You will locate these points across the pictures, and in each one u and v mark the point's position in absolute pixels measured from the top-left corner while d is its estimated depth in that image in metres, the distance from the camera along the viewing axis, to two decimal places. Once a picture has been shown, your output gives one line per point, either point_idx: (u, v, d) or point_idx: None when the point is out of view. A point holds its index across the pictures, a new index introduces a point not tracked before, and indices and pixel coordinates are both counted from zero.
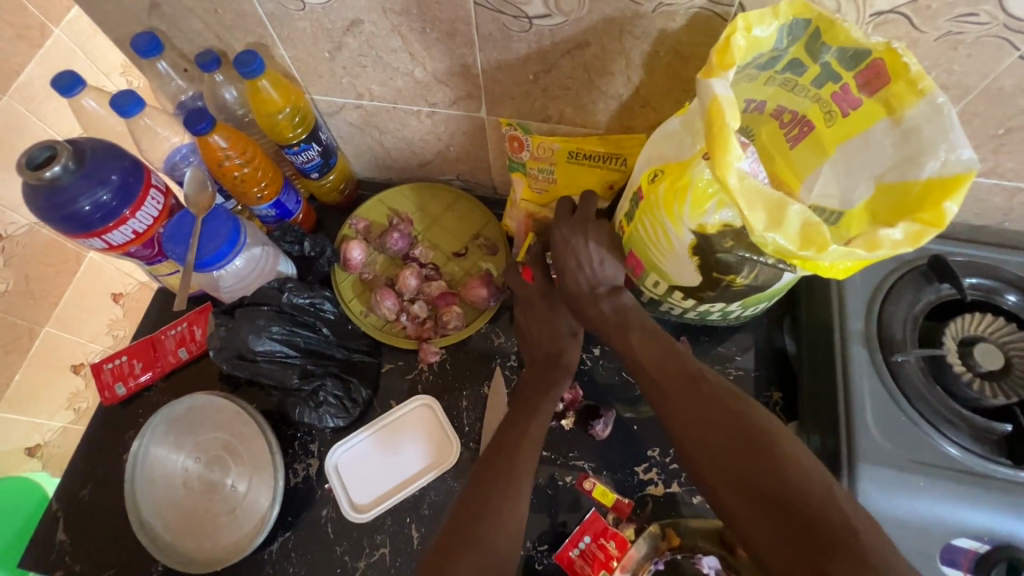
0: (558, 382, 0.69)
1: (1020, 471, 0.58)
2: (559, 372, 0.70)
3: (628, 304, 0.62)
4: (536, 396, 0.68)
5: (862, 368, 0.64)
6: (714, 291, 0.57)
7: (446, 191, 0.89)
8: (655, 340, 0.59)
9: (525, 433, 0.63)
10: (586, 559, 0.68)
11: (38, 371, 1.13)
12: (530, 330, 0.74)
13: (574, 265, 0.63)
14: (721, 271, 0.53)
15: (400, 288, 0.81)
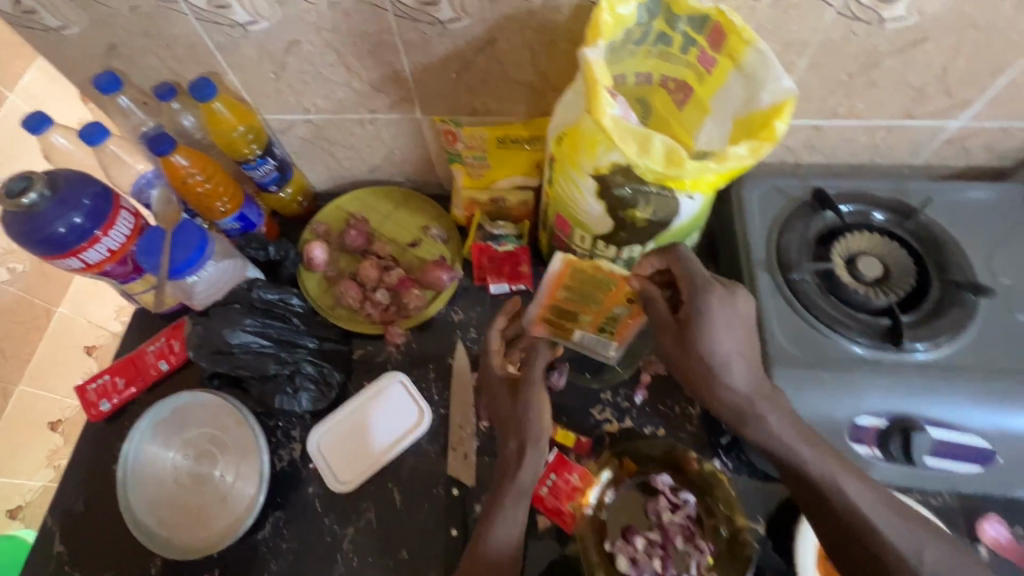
0: (519, 466, 0.63)
1: (902, 354, 0.68)
2: (526, 458, 0.63)
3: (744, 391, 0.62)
4: (501, 484, 0.65)
5: (768, 291, 0.73)
6: (626, 232, 0.67)
7: (397, 191, 0.99)
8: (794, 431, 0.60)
9: (491, 536, 0.62)
10: (556, 493, 0.74)
11: (10, 433, 1.26)
12: (499, 383, 0.70)
13: (733, 352, 0.60)
14: (625, 209, 0.63)
15: (363, 280, 0.89)
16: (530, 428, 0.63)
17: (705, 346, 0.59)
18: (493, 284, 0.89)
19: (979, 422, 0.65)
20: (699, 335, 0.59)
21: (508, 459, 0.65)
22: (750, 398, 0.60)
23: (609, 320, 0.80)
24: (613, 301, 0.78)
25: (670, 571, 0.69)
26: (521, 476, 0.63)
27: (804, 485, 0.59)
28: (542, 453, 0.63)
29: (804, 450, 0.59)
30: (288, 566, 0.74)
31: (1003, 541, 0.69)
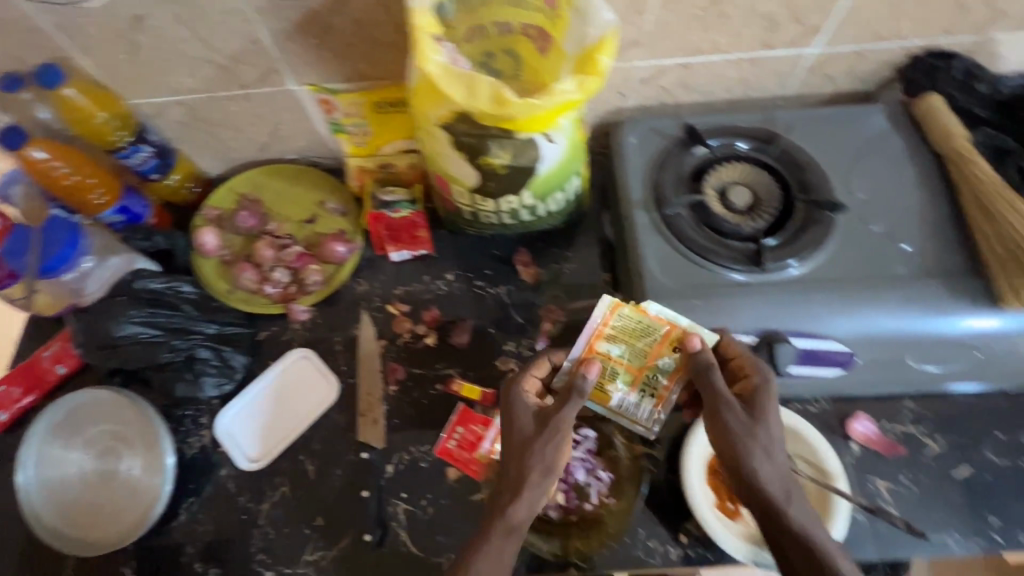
0: (513, 499, 0.59)
1: (765, 274, 0.72)
2: (524, 494, 0.59)
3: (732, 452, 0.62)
4: (489, 515, 0.60)
5: (644, 228, 0.76)
6: (494, 181, 0.68)
7: (291, 168, 0.97)
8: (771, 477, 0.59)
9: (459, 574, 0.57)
10: (462, 445, 0.77)
11: None
12: (518, 415, 0.63)
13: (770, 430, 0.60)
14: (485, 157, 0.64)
15: (257, 261, 0.88)
16: (539, 457, 0.60)
17: (761, 433, 0.60)
18: (392, 252, 0.90)
19: (837, 329, 0.70)
20: (759, 411, 0.60)
21: (504, 488, 0.60)
22: (781, 483, 0.58)
23: (648, 386, 0.68)
24: (659, 357, 0.67)
25: (573, 503, 0.73)
26: (512, 513, 0.59)
27: (803, 561, 0.56)
28: (543, 488, 0.60)
29: (813, 531, 0.56)
30: (204, 547, 0.74)
31: (872, 435, 0.75)
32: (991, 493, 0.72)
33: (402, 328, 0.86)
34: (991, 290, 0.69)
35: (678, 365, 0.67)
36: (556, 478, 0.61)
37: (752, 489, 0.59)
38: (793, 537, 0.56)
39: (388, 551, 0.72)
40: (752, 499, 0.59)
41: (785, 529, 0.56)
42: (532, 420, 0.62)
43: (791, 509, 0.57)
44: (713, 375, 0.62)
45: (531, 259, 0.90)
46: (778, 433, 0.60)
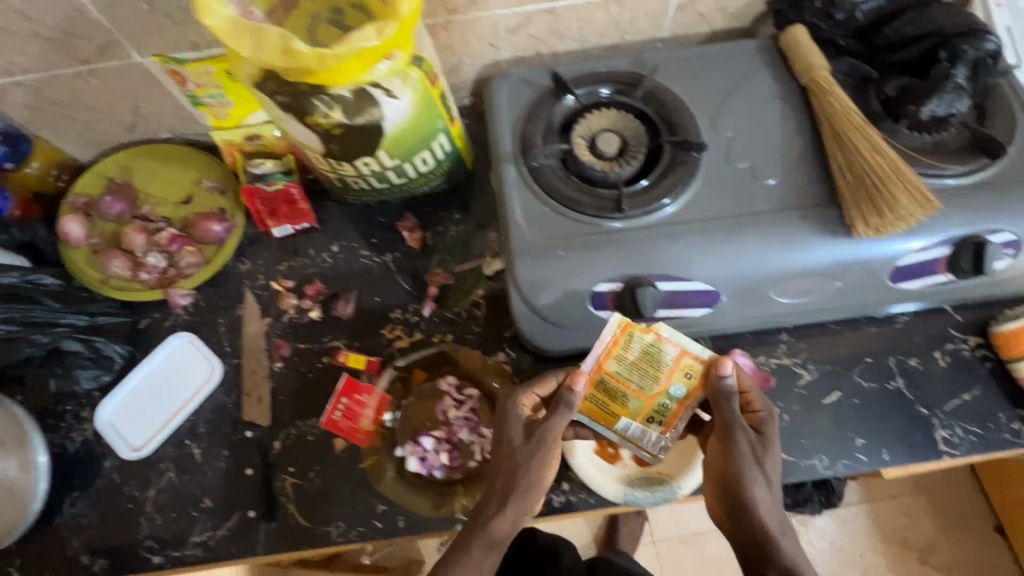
0: (499, 511, 0.58)
1: (629, 220, 0.72)
2: (509, 507, 0.58)
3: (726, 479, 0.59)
4: (473, 527, 0.59)
5: (511, 182, 0.75)
6: (334, 142, 0.66)
7: (163, 146, 0.92)
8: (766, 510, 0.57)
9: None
10: (348, 415, 0.77)
11: None
12: (514, 429, 0.61)
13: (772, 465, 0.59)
14: (309, 116, 0.62)
15: (128, 248, 0.85)
16: (527, 472, 0.59)
17: (767, 460, 0.59)
18: (273, 228, 0.87)
19: (700, 269, 0.71)
20: (767, 447, 0.59)
21: (490, 498, 0.59)
22: (777, 513, 0.57)
23: (653, 414, 0.65)
24: (672, 386, 0.64)
25: (457, 461, 0.74)
26: (495, 526, 0.58)
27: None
28: (529, 501, 0.59)
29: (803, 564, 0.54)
30: (91, 538, 0.74)
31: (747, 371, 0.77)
32: (857, 415, 0.75)
33: (286, 304, 0.84)
34: (845, 218, 0.69)
35: (691, 392, 0.64)
36: (542, 492, 0.60)
37: (750, 520, 0.57)
38: (782, 571, 0.54)
39: (276, 525, 0.72)
40: (744, 531, 0.57)
41: (775, 562, 0.54)
42: (519, 433, 0.60)
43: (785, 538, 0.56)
44: (729, 401, 0.60)
45: (417, 224, 0.89)
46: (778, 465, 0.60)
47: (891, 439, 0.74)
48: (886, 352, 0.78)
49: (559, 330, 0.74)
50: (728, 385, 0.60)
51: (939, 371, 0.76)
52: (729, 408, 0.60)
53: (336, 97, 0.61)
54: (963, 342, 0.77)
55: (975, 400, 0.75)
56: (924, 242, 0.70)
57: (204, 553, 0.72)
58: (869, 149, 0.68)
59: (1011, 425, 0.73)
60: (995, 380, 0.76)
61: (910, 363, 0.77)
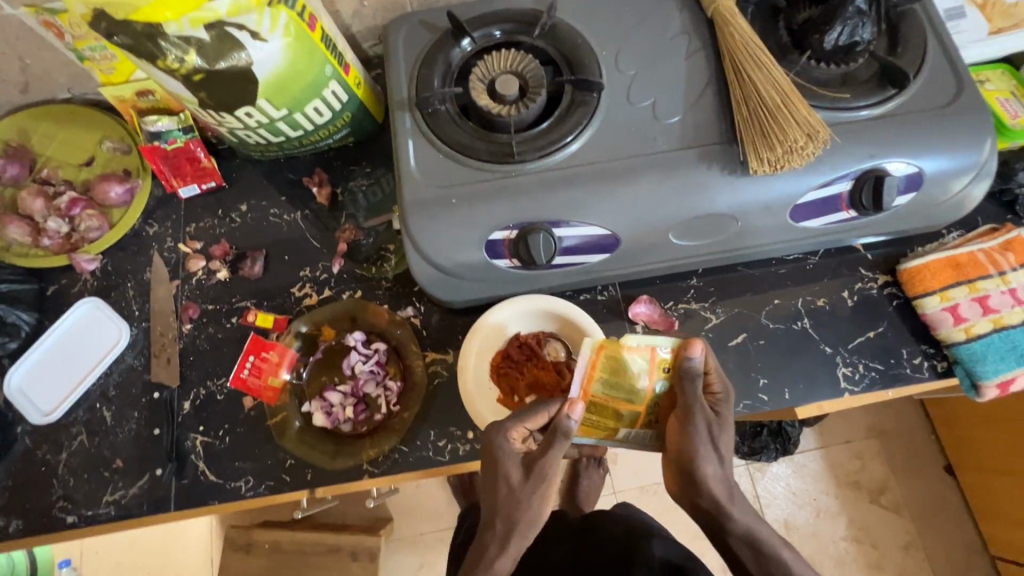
0: (500, 550, 0.56)
1: (525, 164, 0.70)
2: (510, 543, 0.56)
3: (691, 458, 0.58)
4: (475, 566, 0.57)
5: (406, 129, 0.73)
6: (200, 90, 0.63)
7: (59, 106, 0.88)
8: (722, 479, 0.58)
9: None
10: (255, 373, 0.76)
11: None
12: (510, 465, 0.58)
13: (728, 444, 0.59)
14: (160, 59, 0.59)
15: (27, 213, 0.83)
16: (528, 506, 0.56)
17: (722, 432, 0.59)
18: (179, 188, 0.85)
19: (598, 213, 0.69)
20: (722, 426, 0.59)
21: (489, 540, 0.57)
22: (731, 485, 0.58)
23: (648, 417, 0.66)
24: (657, 387, 0.64)
25: (363, 415, 0.75)
26: (500, 565, 0.56)
27: (751, 556, 0.58)
28: (533, 533, 0.57)
29: (760, 529, 0.59)
30: (6, 501, 0.74)
31: (653, 316, 0.77)
32: (762, 355, 0.75)
33: (193, 266, 0.83)
34: (741, 156, 0.68)
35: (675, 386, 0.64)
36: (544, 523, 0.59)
37: (712, 496, 0.58)
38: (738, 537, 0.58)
39: (187, 482, 0.73)
40: (699, 507, 0.59)
41: (732, 531, 0.58)
42: (513, 470, 0.58)
43: (739, 506, 0.58)
44: (690, 385, 0.58)
45: (327, 180, 0.86)
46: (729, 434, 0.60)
47: (795, 378, 0.74)
48: (794, 294, 0.78)
49: (459, 282, 0.73)
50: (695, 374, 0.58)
51: (846, 311, 0.77)
52: (695, 393, 0.59)
53: (188, 39, 0.58)
54: (872, 280, 0.78)
55: (879, 337, 0.75)
56: (824, 179, 0.68)
57: (117, 511, 0.73)
58: (766, 83, 0.66)
59: (912, 359, 0.74)
60: (901, 317, 0.76)
61: (817, 304, 0.77)
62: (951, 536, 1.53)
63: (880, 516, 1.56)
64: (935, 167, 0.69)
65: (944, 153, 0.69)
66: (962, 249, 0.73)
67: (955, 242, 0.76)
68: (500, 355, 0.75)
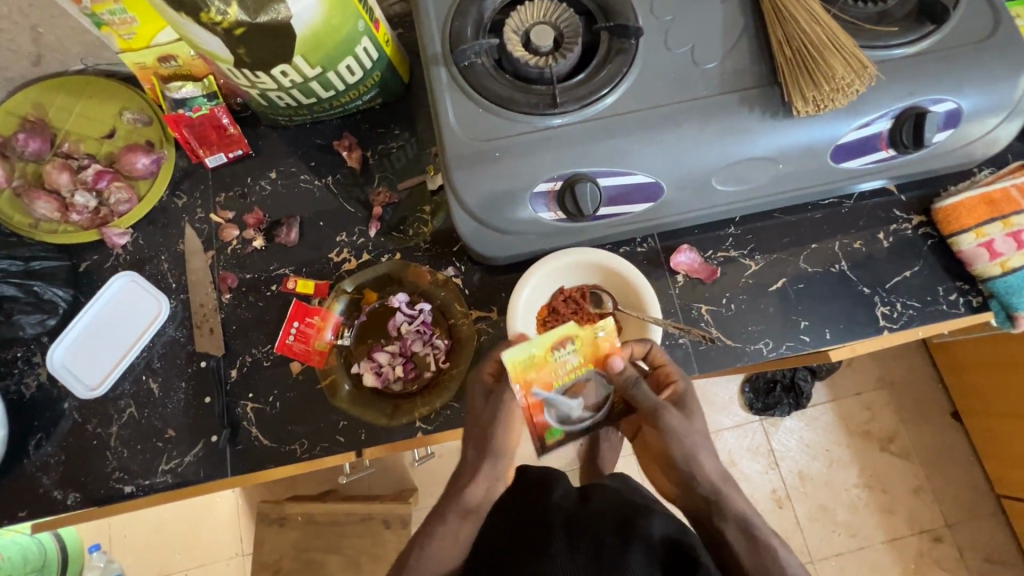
0: (473, 479, 0.63)
1: (567, 116, 0.69)
2: (482, 474, 0.63)
3: (673, 444, 0.60)
4: (448, 496, 0.64)
5: (442, 84, 0.71)
6: (240, 45, 0.62)
7: (72, 77, 0.85)
8: (710, 451, 0.61)
9: (429, 556, 0.59)
10: (301, 339, 0.77)
11: None
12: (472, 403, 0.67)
13: (704, 440, 0.61)
14: (203, 12, 0.57)
15: (53, 188, 0.81)
16: (495, 434, 0.64)
17: (699, 428, 0.61)
18: (206, 157, 0.83)
19: (640, 161, 0.69)
20: (695, 425, 0.61)
21: (463, 469, 0.64)
22: (712, 472, 0.59)
23: (554, 410, 0.65)
24: (537, 385, 0.64)
25: (413, 373, 0.76)
26: (470, 492, 0.62)
27: (745, 542, 0.55)
28: (504, 459, 0.64)
29: (752, 515, 0.57)
30: (60, 475, 0.75)
31: (694, 265, 0.78)
32: (802, 299, 0.77)
33: (228, 236, 0.82)
34: (784, 97, 0.68)
35: (530, 392, 0.64)
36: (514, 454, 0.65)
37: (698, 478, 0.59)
38: (731, 520, 0.56)
39: (241, 447, 0.74)
40: (692, 493, 0.59)
41: (728, 513, 0.57)
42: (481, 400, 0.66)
43: (730, 494, 0.58)
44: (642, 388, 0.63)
45: (356, 143, 0.85)
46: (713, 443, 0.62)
47: (835, 319, 0.76)
48: (831, 238, 0.79)
49: (503, 238, 0.73)
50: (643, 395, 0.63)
51: (882, 253, 0.78)
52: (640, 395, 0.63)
53: None
54: (906, 221, 0.79)
55: (915, 276, 0.77)
56: (866, 119, 0.68)
57: (174, 479, 0.74)
58: (807, 20, 0.66)
59: (948, 296, 0.76)
60: (935, 256, 0.78)
61: (854, 247, 0.79)
62: (959, 480, 1.59)
63: (892, 463, 1.61)
64: (974, 103, 0.69)
65: (985, 88, 0.69)
66: (996, 186, 0.72)
67: (988, 179, 0.76)
68: (546, 310, 0.76)
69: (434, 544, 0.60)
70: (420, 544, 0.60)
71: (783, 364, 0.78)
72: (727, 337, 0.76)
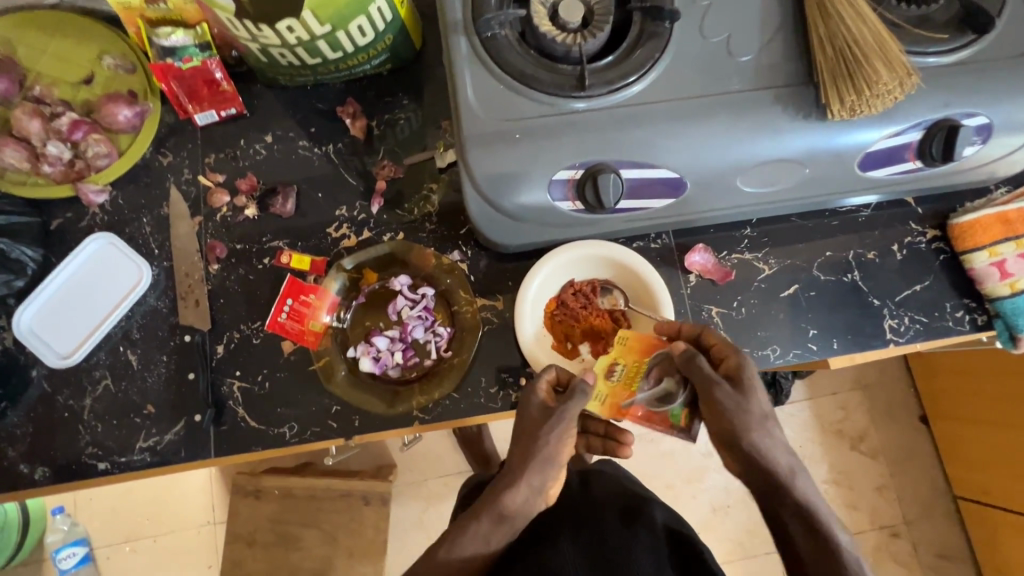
0: (512, 486, 0.52)
1: (592, 100, 0.65)
2: (524, 481, 0.52)
3: (732, 423, 0.55)
4: (481, 501, 0.54)
5: (462, 55, 0.66)
6: None
7: (46, 12, 0.77)
8: (771, 430, 0.56)
9: (456, 557, 0.51)
10: (295, 317, 0.72)
11: None
12: (520, 418, 0.56)
13: (768, 420, 0.56)
14: None
15: (22, 134, 0.73)
16: (547, 442, 0.53)
17: (755, 410, 0.56)
18: (195, 114, 0.76)
19: (666, 154, 0.65)
20: (758, 402, 0.56)
21: (501, 476, 0.54)
22: (785, 453, 0.56)
23: (654, 402, 0.62)
24: (621, 401, 0.62)
25: (412, 360, 0.73)
26: (507, 499, 0.52)
27: (804, 526, 0.54)
28: (551, 475, 0.54)
29: (813, 495, 0.55)
30: (27, 448, 0.70)
31: (707, 265, 0.76)
32: (812, 307, 0.76)
33: (217, 201, 0.76)
34: (820, 99, 0.65)
35: (623, 411, 0.62)
36: (561, 468, 0.55)
37: (761, 462, 0.55)
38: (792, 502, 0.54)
39: (227, 428, 0.70)
40: (756, 472, 0.56)
41: (789, 497, 0.54)
42: (536, 411, 0.55)
43: (796, 481, 0.55)
44: (696, 362, 0.58)
45: (360, 111, 0.79)
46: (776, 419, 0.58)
47: (843, 329, 0.75)
48: (846, 247, 0.78)
49: (516, 225, 0.69)
50: (704, 372, 0.57)
51: (895, 265, 0.77)
52: (698, 369, 0.58)
53: None
54: (921, 234, 0.78)
55: (925, 291, 0.77)
56: (897, 127, 0.66)
57: (154, 457, 0.70)
58: (854, 18, 0.63)
59: (954, 313, 0.76)
60: (947, 271, 0.77)
61: (867, 257, 0.78)
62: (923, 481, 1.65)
63: (861, 462, 1.66)
64: (1007, 119, 0.67)
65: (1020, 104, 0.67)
66: (1013, 205, 0.72)
67: (1004, 197, 0.75)
68: (554, 303, 0.73)
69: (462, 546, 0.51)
70: (446, 544, 0.52)
71: (789, 371, 0.77)
72: (735, 342, 0.75)
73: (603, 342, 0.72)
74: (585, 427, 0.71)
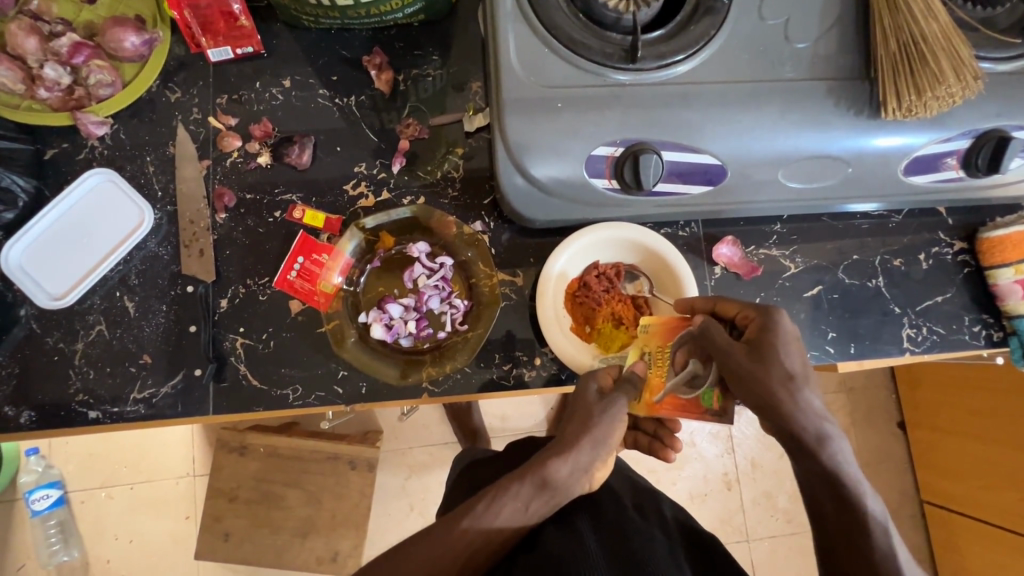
0: (560, 455, 0.50)
1: (640, 73, 0.62)
2: (573, 453, 0.50)
3: (748, 387, 0.49)
4: (526, 464, 0.51)
5: (507, 10, 0.62)
6: None
7: None
8: (801, 392, 0.49)
9: (494, 514, 0.48)
10: (305, 276, 0.69)
11: None
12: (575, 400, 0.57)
13: (797, 382, 0.49)
14: None
15: (16, 52, 0.67)
16: (599, 420, 0.52)
17: (774, 375, 0.48)
18: (208, 49, 0.71)
19: (712, 139, 0.62)
20: (783, 365, 0.49)
21: (548, 447, 0.52)
22: (815, 418, 0.48)
23: (682, 386, 0.55)
24: (653, 395, 0.56)
25: (425, 331, 0.71)
26: (554, 467, 0.50)
27: (832, 498, 0.48)
28: (599, 458, 0.52)
29: (848, 467, 0.48)
30: (12, 390, 0.66)
31: (734, 259, 0.74)
32: (834, 310, 0.75)
33: (228, 146, 0.71)
34: (875, 95, 0.63)
35: (654, 406, 0.56)
36: (610, 457, 0.53)
37: (783, 427, 0.49)
38: (821, 471, 0.48)
39: (227, 386, 0.67)
40: (786, 437, 0.49)
41: (817, 466, 0.48)
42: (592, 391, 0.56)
43: (824, 450, 0.48)
44: (711, 331, 0.52)
45: (386, 62, 0.74)
46: (810, 381, 0.50)
47: (861, 335, 0.75)
48: (873, 251, 0.77)
49: (548, 200, 0.66)
50: (716, 339, 0.52)
51: (919, 274, 0.77)
52: (710, 339, 0.52)
53: None
54: (948, 246, 0.77)
55: (945, 303, 0.76)
56: (948, 133, 0.64)
57: (148, 410, 0.67)
58: (920, 11, 0.60)
59: (972, 327, 0.76)
60: (969, 284, 0.77)
61: (894, 264, 0.77)
62: None
63: None
64: None
65: None
66: None
67: None
68: (577, 284, 0.71)
69: (499, 504, 0.49)
70: (487, 500, 0.49)
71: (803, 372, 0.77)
72: None
73: (622, 330, 0.70)
74: (638, 425, 0.77)
